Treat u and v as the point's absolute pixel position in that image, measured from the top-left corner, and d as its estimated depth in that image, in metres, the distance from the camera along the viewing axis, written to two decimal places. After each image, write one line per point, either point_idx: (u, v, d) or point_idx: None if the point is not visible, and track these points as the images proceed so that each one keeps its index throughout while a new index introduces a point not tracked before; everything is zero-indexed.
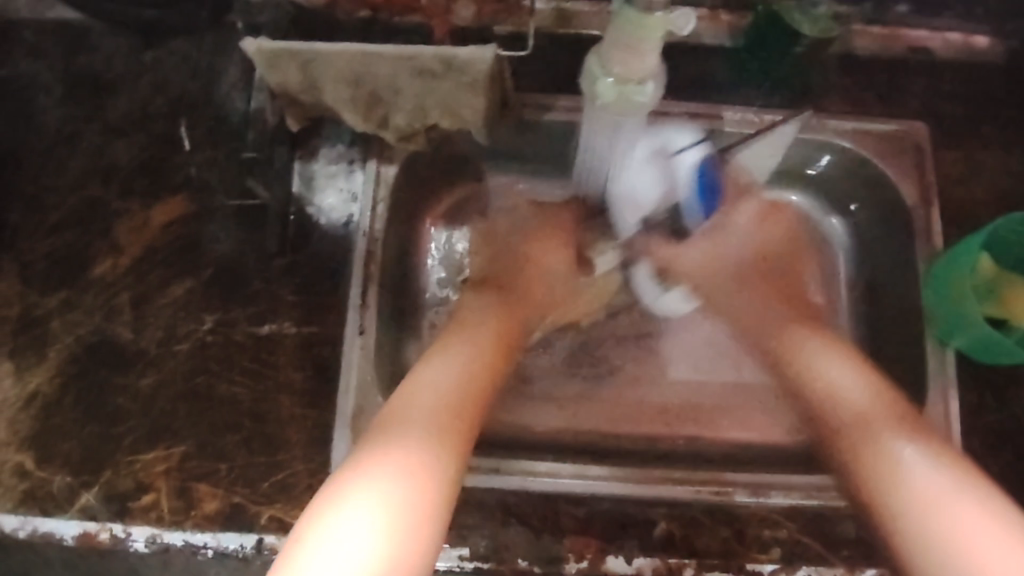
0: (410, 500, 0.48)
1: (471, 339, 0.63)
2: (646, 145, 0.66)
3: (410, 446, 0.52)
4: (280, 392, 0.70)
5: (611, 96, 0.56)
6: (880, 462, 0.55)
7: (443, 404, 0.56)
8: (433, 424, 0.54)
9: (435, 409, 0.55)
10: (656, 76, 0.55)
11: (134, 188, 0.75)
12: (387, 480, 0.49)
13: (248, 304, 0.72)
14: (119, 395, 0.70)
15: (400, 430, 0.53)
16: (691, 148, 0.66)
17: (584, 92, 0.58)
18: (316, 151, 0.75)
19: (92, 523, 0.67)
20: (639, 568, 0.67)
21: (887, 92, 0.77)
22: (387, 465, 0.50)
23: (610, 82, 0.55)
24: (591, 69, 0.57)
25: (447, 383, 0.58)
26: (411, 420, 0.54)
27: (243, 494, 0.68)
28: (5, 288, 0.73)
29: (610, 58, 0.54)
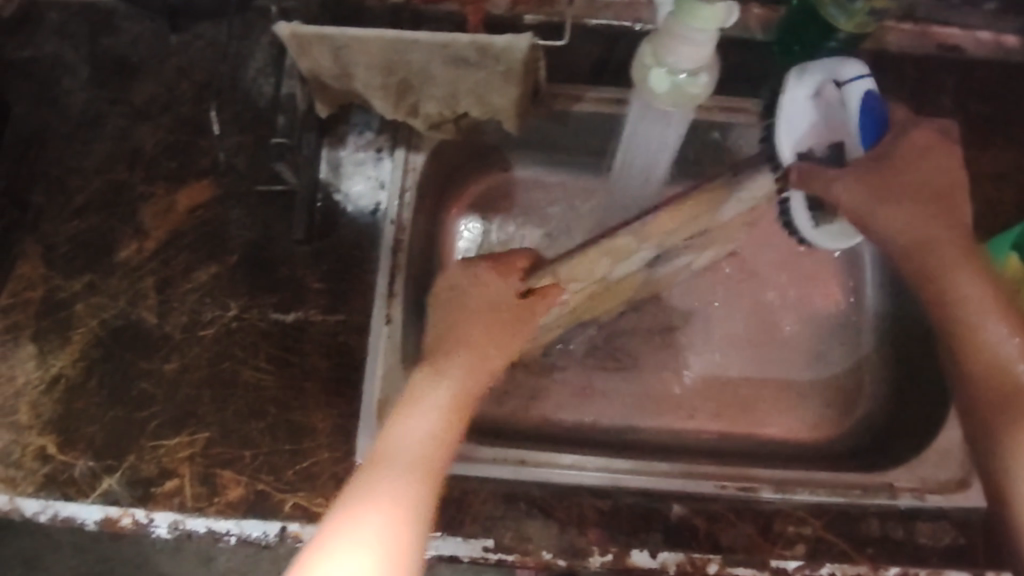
0: (390, 552, 0.47)
1: (460, 365, 0.58)
2: (809, 82, 0.62)
3: (380, 519, 0.48)
4: (306, 380, 0.69)
5: (664, 87, 0.55)
6: (1012, 456, 0.57)
7: (417, 466, 0.52)
8: (407, 491, 0.50)
9: (410, 472, 0.52)
10: (709, 67, 0.55)
11: (160, 172, 0.74)
12: (353, 562, 0.46)
13: (274, 290, 0.71)
14: (144, 380, 0.70)
15: (377, 477, 0.51)
16: (862, 78, 0.61)
17: (634, 82, 0.57)
18: (344, 137, 0.74)
19: (114, 508, 0.66)
20: (663, 563, 0.66)
21: (919, 89, 0.76)
22: (354, 540, 0.47)
23: (663, 74, 0.55)
24: (642, 61, 0.56)
25: (426, 437, 0.54)
26: (382, 487, 0.50)
27: (267, 482, 0.67)
28: (28, 270, 0.72)
29: (664, 49, 0.53)
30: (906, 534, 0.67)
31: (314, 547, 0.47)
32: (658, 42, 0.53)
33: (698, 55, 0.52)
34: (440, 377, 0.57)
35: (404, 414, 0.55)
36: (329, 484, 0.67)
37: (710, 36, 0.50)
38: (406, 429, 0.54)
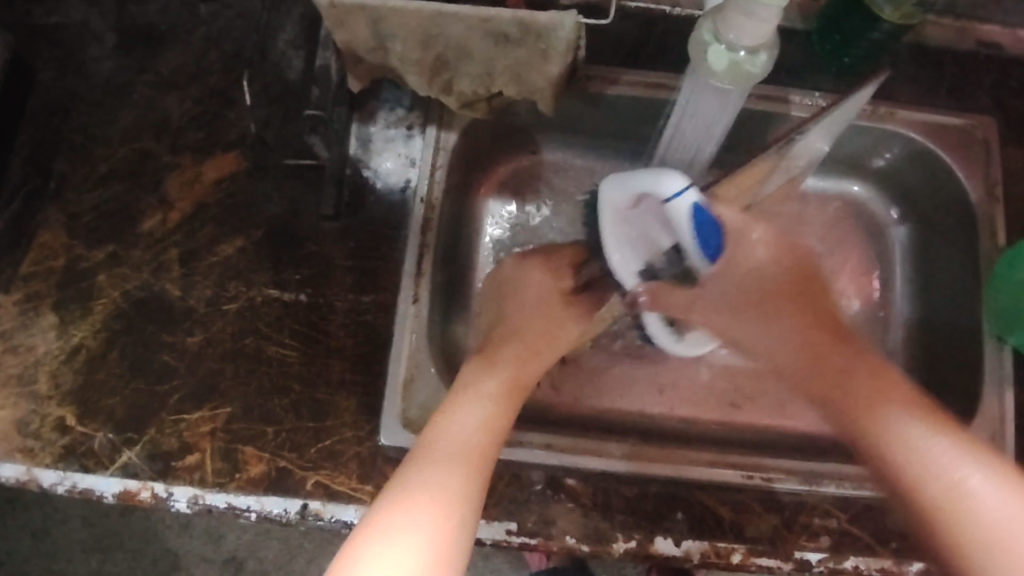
0: (432, 546, 0.47)
1: (500, 377, 0.61)
2: (621, 191, 0.69)
3: (431, 497, 0.49)
4: (331, 357, 0.69)
5: (721, 65, 0.55)
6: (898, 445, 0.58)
7: (465, 454, 0.53)
8: (452, 482, 0.51)
9: (457, 459, 0.53)
10: (770, 46, 0.55)
11: (186, 142, 0.73)
12: (404, 543, 0.46)
13: (300, 266, 0.70)
14: (166, 353, 0.69)
15: (426, 467, 0.52)
16: (682, 192, 0.65)
17: (691, 58, 0.57)
18: (374, 114, 0.73)
19: (133, 481, 0.66)
20: (687, 551, 0.65)
21: (957, 83, 0.76)
22: (408, 517, 0.48)
23: (722, 50, 0.55)
24: (702, 37, 0.56)
25: (471, 431, 0.55)
26: (430, 472, 0.51)
27: (289, 459, 0.66)
28: (50, 238, 0.71)
29: (725, 26, 0.53)
30: None
31: (371, 524, 0.48)
32: (719, 18, 0.53)
33: (758, 32, 0.52)
34: (488, 377, 0.61)
35: (449, 410, 0.57)
36: (353, 463, 0.66)
37: (771, 12, 0.50)
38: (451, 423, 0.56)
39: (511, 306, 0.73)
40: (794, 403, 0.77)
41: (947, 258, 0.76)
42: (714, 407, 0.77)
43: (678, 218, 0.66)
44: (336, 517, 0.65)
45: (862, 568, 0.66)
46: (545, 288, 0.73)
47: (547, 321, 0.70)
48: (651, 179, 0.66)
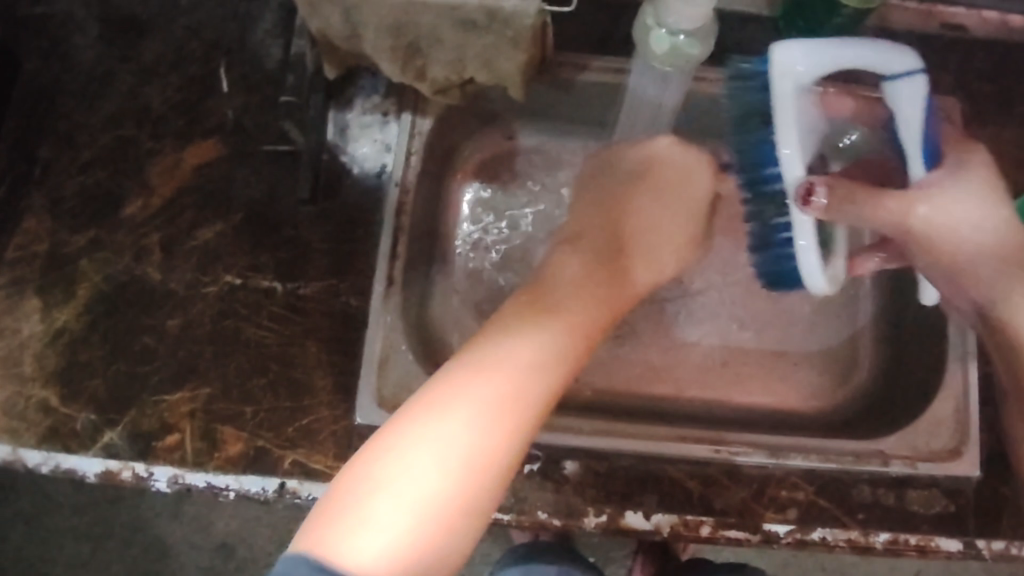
0: (510, 399, 0.53)
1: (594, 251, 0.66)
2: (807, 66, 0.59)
3: (522, 365, 0.55)
4: (308, 338, 0.70)
5: (663, 48, 0.58)
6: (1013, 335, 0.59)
7: (557, 340, 0.57)
8: (552, 347, 0.57)
9: (548, 348, 0.57)
10: (708, 29, 0.57)
11: (167, 130, 0.75)
12: (492, 385, 0.53)
13: (277, 249, 0.72)
14: (147, 335, 0.70)
15: (535, 329, 0.58)
16: (908, 78, 0.60)
17: (635, 40, 0.60)
18: (351, 101, 0.75)
19: (114, 461, 0.67)
20: (656, 524, 0.67)
21: (923, 66, 0.77)
22: (487, 384, 0.53)
23: (663, 35, 0.57)
24: (646, 22, 0.58)
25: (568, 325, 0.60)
26: (538, 335, 0.57)
27: (268, 438, 0.68)
28: (34, 224, 0.73)
29: (664, 12, 0.55)
30: (897, 500, 0.68)
31: (458, 380, 0.53)
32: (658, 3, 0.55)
33: (696, 17, 0.54)
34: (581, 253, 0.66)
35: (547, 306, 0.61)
36: (329, 442, 0.68)
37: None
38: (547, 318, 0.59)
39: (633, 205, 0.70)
40: (766, 382, 0.79)
41: None
42: (687, 385, 0.78)
43: (906, 110, 0.61)
44: (313, 494, 0.66)
45: (829, 540, 0.67)
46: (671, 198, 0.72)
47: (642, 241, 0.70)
48: (878, 56, 0.60)
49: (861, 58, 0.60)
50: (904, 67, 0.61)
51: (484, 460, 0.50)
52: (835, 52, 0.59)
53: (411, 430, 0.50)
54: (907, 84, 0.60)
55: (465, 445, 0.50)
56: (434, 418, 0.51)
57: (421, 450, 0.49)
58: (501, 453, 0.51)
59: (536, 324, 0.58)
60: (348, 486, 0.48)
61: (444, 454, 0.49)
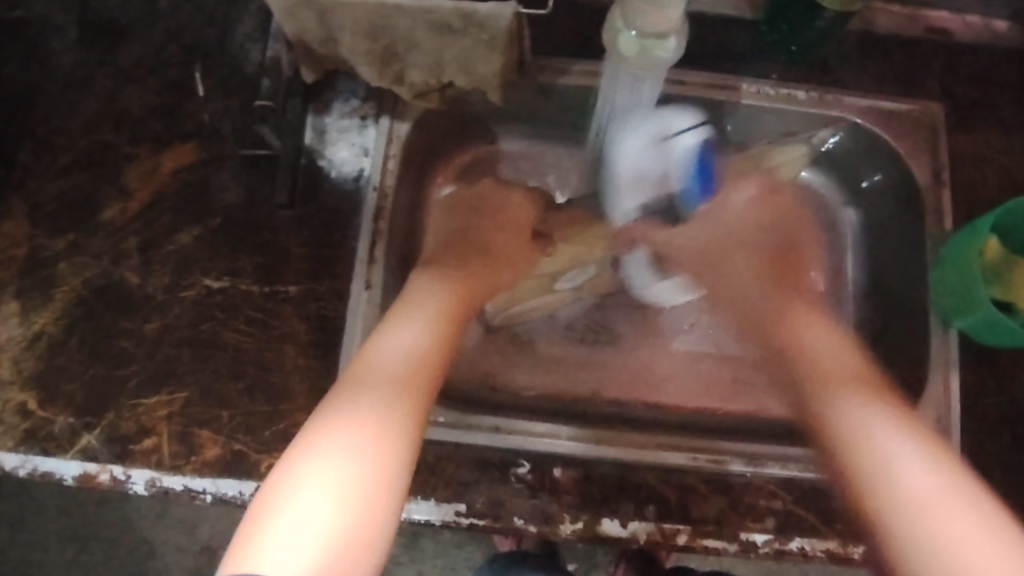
0: (365, 474, 0.49)
1: (426, 311, 0.63)
2: (641, 131, 0.66)
3: (371, 429, 0.51)
4: (286, 343, 0.70)
5: (633, 51, 0.57)
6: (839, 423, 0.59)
7: (392, 383, 0.56)
8: (391, 402, 0.54)
9: (392, 375, 0.56)
10: (677, 31, 0.56)
11: (145, 134, 0.75)
12: (343, 458, 0.49)
13: (254, 253, 0.72)
14: (124, 339, 0.71)
15: (361, 386, 0.55)
16: (689, 132, 0.66)
17: (606, 45, 0.59)
18: (330, 104, 0.74)
19: (93, 464, 0.67)
20: (633, 532, 0.67)
21: (906, 71, 0.77)
22: (354, 433, 0.51)
23: (632, 37, 0.57)
24: (615, 24, 0.58)
25: (410, 351, 0.59)
26: (370, 390, 0.54)
27: (244, 442, 0.68)
28: (13, 228, 0.73)
29: (632, 12, 0.55)
30: None
31: (310, 445, 0.50)
32: (627, 5, 0.55)
33: (665, 19, 0.54)
34: (432, 284, 0.67)
35: (385, 333, 0.60)
36: None
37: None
38: (384, 349, 0.59)
39: (489, 225, 0.76)
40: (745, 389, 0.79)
41: (899, 245, 0.78)
42: (666, 391, 0.79)
43: (676, 157, 0.66)
44: None
45: (807, 549, 0.67)
46: (527, 212, 0.78)
47: (519, 248, 0.75)
48: (661, 118, 0.66)
49: (665, 116, 0.66)
50: (687, 121, 0.66)
51: (356, 540, 0.46)
52: (658, 117, 0.66)
53: (266, 534, 0.45)
54: (686, 135, 0.66)
55: (351, 475, 0.48)
56: (310, 463, 0.49)
57: (311, 487, 0.47)
58: (383, 477, 0.50)
59: (372, 363, 0.57)
60: (245, 531, 0.46)
61: (332, 483, 0.48)
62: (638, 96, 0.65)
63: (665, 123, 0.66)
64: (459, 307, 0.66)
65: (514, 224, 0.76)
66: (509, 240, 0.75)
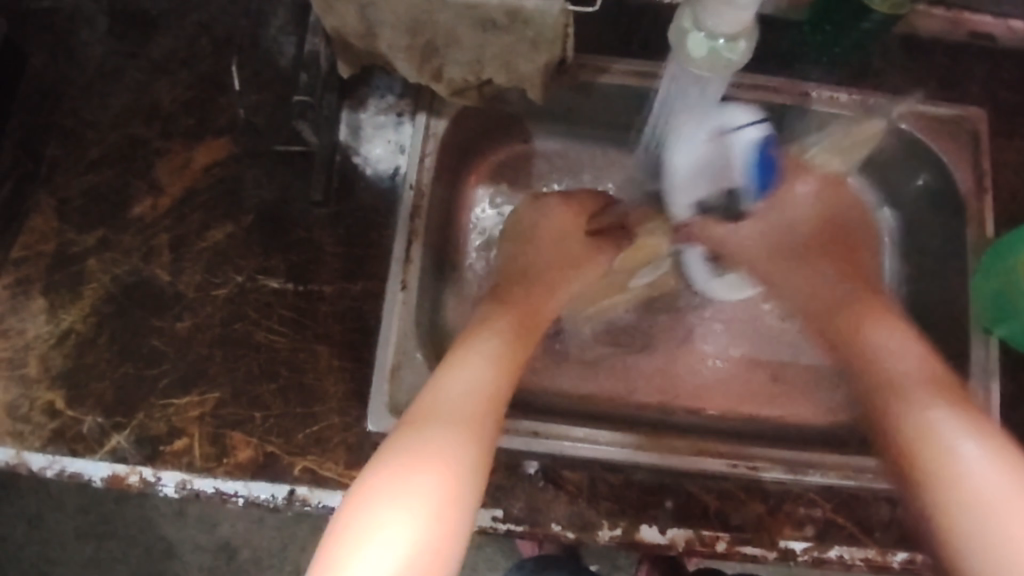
0: (434, 530, 0.48)
1: (494, 338, 0.62)
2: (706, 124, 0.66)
3: (443, 479, 0.50)
4: (319, 343, 0.69)
5: (701, 52, 0.56)
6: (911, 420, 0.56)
7: (469, 411, 0.55)
8: (458, 445, 0.53)
9: (469, 402, 0.56)
10: (749, 33, 0.55)
11: (177, 128, 0.73)
12: (409, 513, 0.48)
13: (288, 251, 0.70)
14: (155, 338, 0.69)
15: (432, 424, 0.54)
16: (749, 127, 0.65)
17: (672, 44, 0.58)
18: (364, 100, 0.73)
19: (122, 465, 0.66)
20: (672, 538, 0.66)
21: (949, 75, 0.76)
22: (428, 483, 0.50)
23: (702, 37, 0.55)
24: (682, 24, 0.56)
25: (476, 389, 0.57)
26: (439, 432, 0.53)
27: (277, 444, 0.67)
28: (41, 223, 0.71)
29: (703, 13, 0.53)
30: None
31: (383, 488, 0.50)
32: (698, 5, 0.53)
33: (738, 22, 0.52)
34: (498, 310, 0.67)
35: (450, 367, 0.59)
36: (340, 449, 0.67)
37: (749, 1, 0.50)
38: (459, 372, 0.58)
39: (530, 246, 0.74)
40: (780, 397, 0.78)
41: (940, 250, 0.77)
42: (702, 396, 0.77)
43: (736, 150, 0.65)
44: (323, 502, 0.65)
45: (847, 558, 0.66)
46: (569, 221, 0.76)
47: (560, 274, 0.72)
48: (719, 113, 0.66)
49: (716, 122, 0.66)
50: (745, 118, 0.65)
51: None
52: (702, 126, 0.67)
53: None
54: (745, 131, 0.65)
55: (431, 506, 0.49)
56: (394, 488, 0.49)
57: (394, 509, 0.48)
58: (458, 506, 0.50)
59: (439, 398, 0.56)
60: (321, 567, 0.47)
61: (417, 510, 0.49)
62: (705, 94, 0.65)
63: (720, 120, 0.66)
64: (523, 327, 0.65)
65: (560, 236, 0.75)
66: (570, 245, 0.74)
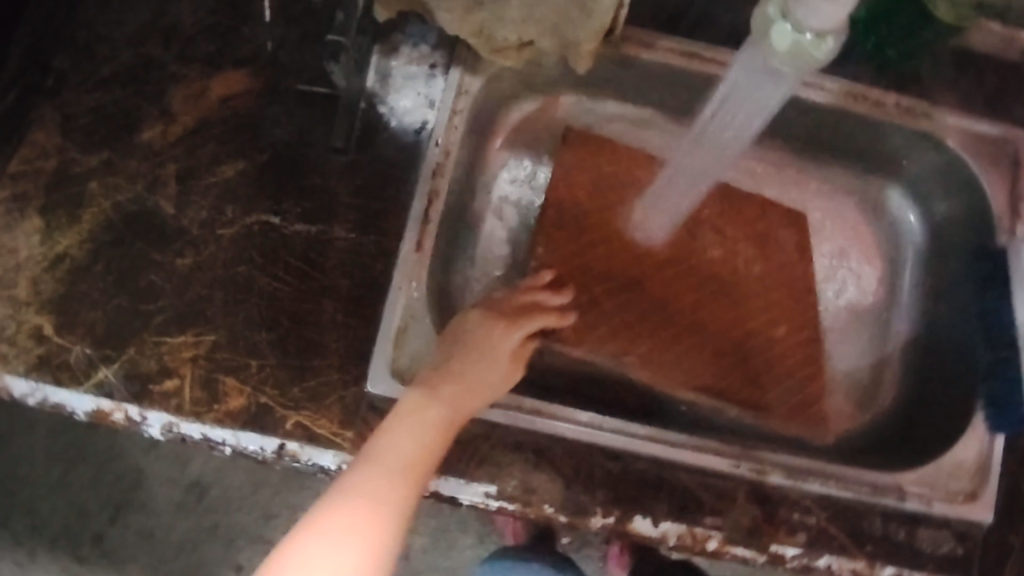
0: None
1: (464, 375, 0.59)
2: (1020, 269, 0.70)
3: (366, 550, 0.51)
4: (324, 296, 0.66)
5: (784, 45, 0.54)
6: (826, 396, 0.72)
7: (403, 472, 0.54)
8: (388, 500, 0.52)
9: (395, 482, 0.53)
10: (838, 32, 0.52)
11: (196, 53, 0.70)
12: None
13: (301, 198, 0.67)
14: (154, 272, 0.66)
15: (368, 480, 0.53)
16: None
17: (758, 29, 0.56)
18: (397, 47, 0.70)
19: (107, 401, 0.63)
20: (664, 533, 0.65)
21: (996, 94, 0.75)
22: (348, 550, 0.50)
23: (788, 30, 0.53)
24: (769, 14, 0.54)
25: (423, 441, 0.56)
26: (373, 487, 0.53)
27: (271, 396, 0.64)
28: (43, 138, 0.68)
29: (793, 6, 0.51)
30: (907, 537, 0.67)
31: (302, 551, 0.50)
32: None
33: (831, 17, 0.50)
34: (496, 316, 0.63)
35: (407, 411, 0.57)
36: (336, 407, 0.64)
37: None
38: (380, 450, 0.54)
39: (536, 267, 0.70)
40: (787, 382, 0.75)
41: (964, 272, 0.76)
42: None
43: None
44: (312, 460, 0.63)
45: (835, 568, 0.65)
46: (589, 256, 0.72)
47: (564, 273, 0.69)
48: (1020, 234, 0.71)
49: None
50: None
51: None
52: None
53: None
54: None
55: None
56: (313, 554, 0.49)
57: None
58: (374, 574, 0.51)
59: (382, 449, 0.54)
60: None
61: None
62: (776, 89, 0.61)
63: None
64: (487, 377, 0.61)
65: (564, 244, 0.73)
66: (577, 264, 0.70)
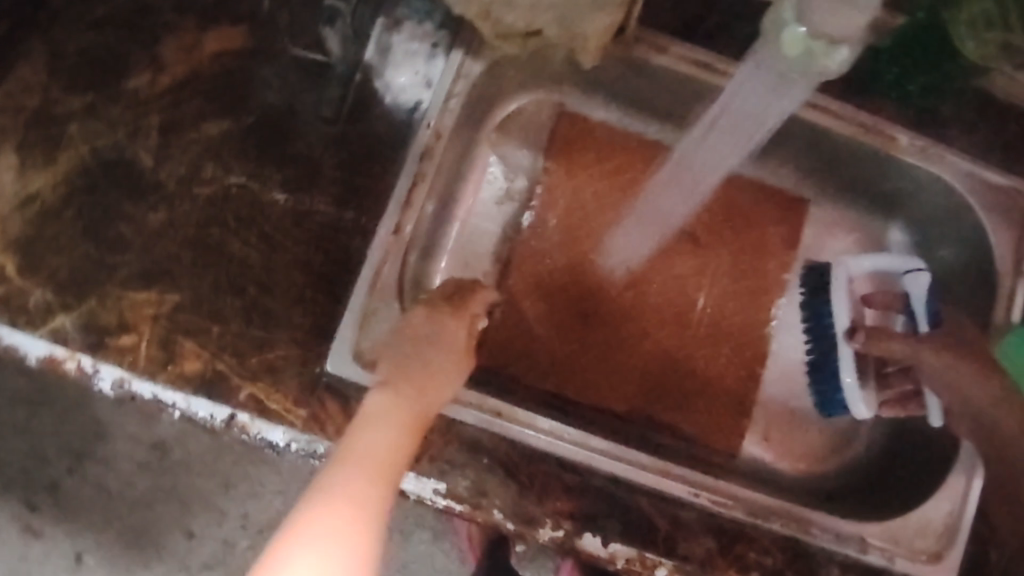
0: None
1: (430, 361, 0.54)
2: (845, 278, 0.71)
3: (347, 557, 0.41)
4: (294, 269, 0.64)
5: (795, 48, 0.49)
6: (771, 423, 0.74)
7: (376, 471, 0.46)
8: (363, 504, 0.44)
9: (375, 484, 0.45)
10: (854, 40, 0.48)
11: (194, 5, 0.68)
12: None
13: (283, 165, 0.66)
14: (124, 224, 0.64)
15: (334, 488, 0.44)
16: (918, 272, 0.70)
17: (768, 29, 0.51)
18: (400, 21, 0.67)
19: (60, 348, 0.60)
20: (613, 554, 0.62)
21: (1014, 141, 0.72)
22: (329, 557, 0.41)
23: (799, 34, 0.49)
24: (781, 14, 0.50)
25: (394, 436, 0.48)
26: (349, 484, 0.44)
27: (228, 364, 0.62)
28: (28, 73, 0.66)
29: (807, 7, 0.47)
30: None
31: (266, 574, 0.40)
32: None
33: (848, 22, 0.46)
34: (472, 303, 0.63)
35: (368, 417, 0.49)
36: (293, 383, 0.62)
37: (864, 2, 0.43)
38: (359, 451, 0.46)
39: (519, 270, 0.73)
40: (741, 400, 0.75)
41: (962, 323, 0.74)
42: (680, 410, 0.73)
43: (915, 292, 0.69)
44: (262, 435, 0.61)
45: None
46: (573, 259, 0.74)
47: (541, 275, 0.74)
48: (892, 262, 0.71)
49: (884, 263, 0.71)
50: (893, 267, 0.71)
51: None
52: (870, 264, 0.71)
53: None
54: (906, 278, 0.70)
55: None
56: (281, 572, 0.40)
57: None
58: None
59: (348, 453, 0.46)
60: None
61: None
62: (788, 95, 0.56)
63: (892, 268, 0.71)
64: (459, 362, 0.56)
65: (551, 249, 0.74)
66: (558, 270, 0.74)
